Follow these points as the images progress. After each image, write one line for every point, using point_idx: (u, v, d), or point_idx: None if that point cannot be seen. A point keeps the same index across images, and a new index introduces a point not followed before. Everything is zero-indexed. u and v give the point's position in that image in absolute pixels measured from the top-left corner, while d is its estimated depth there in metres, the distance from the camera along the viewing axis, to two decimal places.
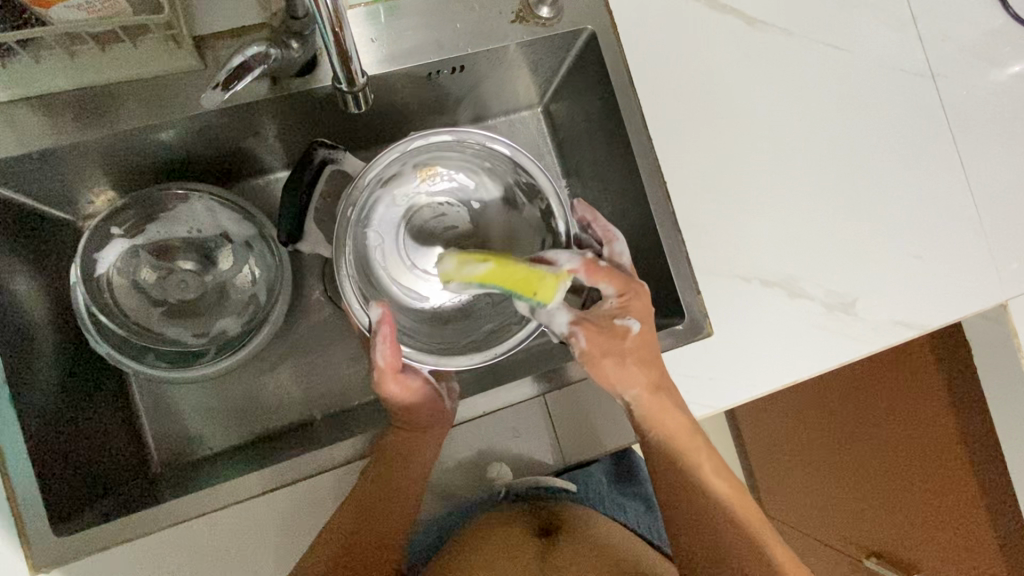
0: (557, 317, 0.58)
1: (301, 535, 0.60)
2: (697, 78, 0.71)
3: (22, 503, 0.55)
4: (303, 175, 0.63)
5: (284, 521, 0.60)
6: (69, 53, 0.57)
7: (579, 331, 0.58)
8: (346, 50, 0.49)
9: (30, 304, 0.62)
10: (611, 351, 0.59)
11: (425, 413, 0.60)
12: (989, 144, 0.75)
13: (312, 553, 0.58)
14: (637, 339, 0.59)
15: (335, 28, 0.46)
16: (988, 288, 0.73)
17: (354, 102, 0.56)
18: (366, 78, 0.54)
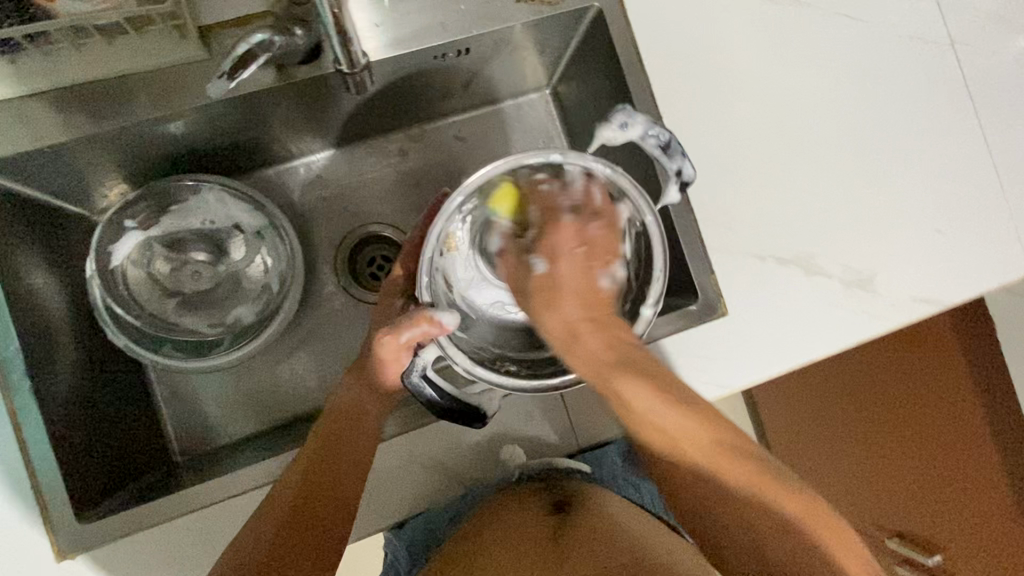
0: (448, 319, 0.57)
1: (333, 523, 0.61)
2: (708, 53, 0.69)
3: (45, 492, 0.57)
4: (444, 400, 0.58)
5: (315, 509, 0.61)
6: (77, 46, 0.59)
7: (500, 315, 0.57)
8: (343, 23, 0.50)
9: (49, 297, 0.64)
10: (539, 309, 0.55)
11: (348, 412, 0.58)
12: (1013, 114, 0.72)
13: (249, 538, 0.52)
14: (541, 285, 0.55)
15: (332, 6, 0.48)
16: (1012, 262, 0.71)
17: (358, 82, 0.56)
18: (367, 58, 0.55)
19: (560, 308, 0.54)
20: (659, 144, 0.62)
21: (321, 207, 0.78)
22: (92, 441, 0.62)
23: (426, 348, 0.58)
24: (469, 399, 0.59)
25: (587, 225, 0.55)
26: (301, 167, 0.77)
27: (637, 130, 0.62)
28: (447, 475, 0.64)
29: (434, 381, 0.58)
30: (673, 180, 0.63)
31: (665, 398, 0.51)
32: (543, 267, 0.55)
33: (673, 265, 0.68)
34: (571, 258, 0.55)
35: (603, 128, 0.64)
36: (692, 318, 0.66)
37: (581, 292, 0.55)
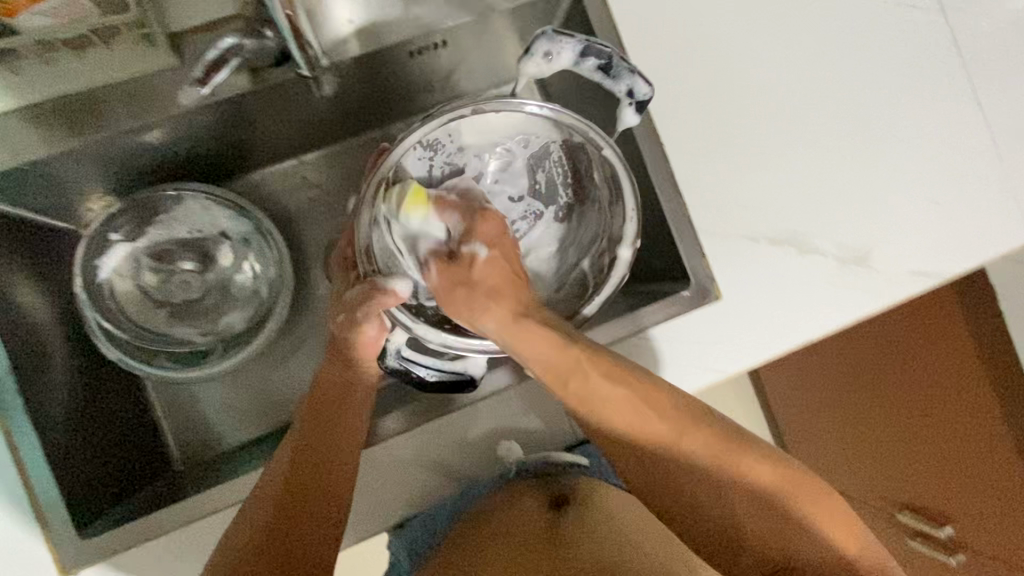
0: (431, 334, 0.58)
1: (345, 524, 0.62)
2: (691, 32, 0.67)
3: (47, 512, 0.57)
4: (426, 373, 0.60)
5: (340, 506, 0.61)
6: (47, 60, 0.59)
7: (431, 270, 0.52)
8: (302, 35, 0.53)
9: (38, 315, 0.63)
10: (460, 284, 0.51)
11: (330, 392, 0.57)
12: (1007, 77, 0.70)
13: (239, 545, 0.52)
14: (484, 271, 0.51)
15: (285, 9, 0.49)
16: (1009, 230, 0.69)
17: (319, 84, 0.61)
18: (328, 61, 0.57)
19: (476, 313, 0.50)
20: (600, 67, 0.59)
21: (308, 209, 0.77)
22: (88, 457, 0.62)
23: (395, 332, 0.59)
24: (453, 367, 0.60)
25: (508, 228, 0.54)
26: (284, 169, 0.76)
27: (567, 58, 0.59)
28: (445, 475, 0.64)
29: (410, 360, 0.60)
30: (627, 103, 0.61)
31: (624, 377, 0.51)
32: (485, 250, 0.51)
33: (664, 251, 0.67)
34: (502, 242, 0.52)
35: (525, 61, 0.59)
36: (686, 304, 0.65)
37: (469, 290, 0.50)
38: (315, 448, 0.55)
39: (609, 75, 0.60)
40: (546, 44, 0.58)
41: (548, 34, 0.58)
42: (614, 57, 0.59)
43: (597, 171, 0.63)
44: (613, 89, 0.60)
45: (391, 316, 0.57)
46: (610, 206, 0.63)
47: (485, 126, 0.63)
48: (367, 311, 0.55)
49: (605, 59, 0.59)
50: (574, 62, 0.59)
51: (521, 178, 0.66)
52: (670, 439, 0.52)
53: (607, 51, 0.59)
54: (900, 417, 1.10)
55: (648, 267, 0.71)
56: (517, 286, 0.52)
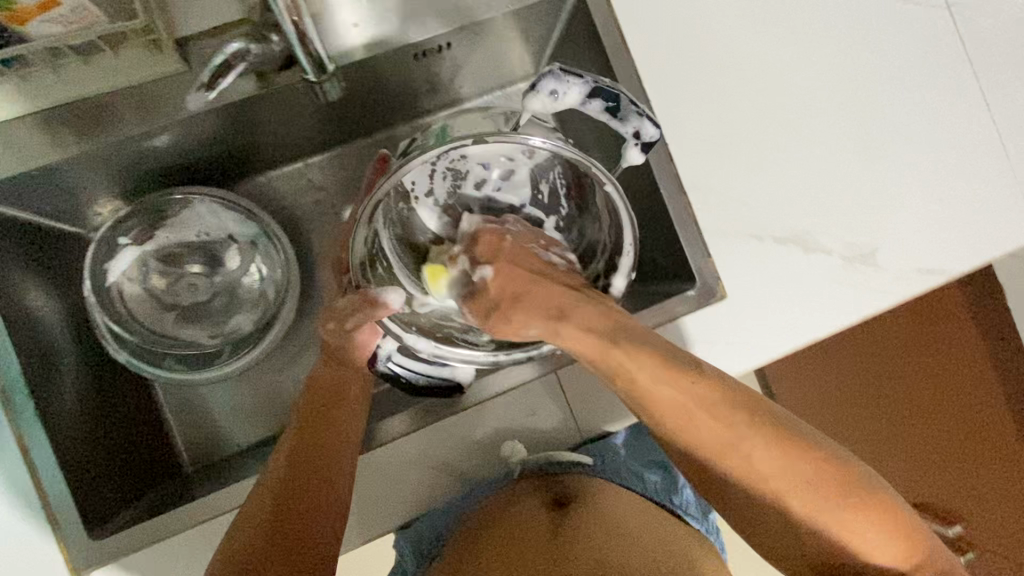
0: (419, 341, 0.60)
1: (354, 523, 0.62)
2: (695, 32, 0.68)
3: (58, 513, 0.58)
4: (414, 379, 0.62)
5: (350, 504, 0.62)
6: (54, 68, 0.60)
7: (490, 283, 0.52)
8: (308, 39, 0.53)
9: (49, 318, 0.64)
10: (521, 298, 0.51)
11: (325, 391, 0.60)
12: (1013, 74, 0.70)
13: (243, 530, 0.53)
14: (500, 283, 0.52)
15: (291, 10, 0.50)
16: (1018, 227, 0.69)
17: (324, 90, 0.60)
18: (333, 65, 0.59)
19: (519, 316, 0.52)
20: (607, 109, 0.60)
21: (314, 211, 0.77)
22: (99, 459, 0.63)
23: (385, 340, 0.60)
24: (441, 371, 0.62)
25: (508, 233, 0.55)
26: (291, 172, 0.77)
27: (573, 97, 0.59)
28: (451, 475, 0.64)
29: (402, 365, 0.61)
30: (632, 143, 0.61)
31: (680, 372, 0.50)
32: (492, 270, 0.52)
33: (669, 251, 0.67)
34: (501, 253, 0.53)
35: (531, 97, 0.59)
36: (691, 303, 0.65)
37: (529, 279, 0.52)
38: (317, 443, 0.57)
39: (617, 116, 0.60)
40: (552, 82, 0.58)
41: (556, 72, 0.58)
42: (623, 96, 0.60)
43: (598, 194, 0.61)
44: (618, 130, 0.61)
45: (384, 327, 0.59)
46: (609, 232, 0.62)
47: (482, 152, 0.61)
48: (359, 318, 0.57)
49: (614, 100, 0.60)
50: (579, 102, 0.60)
51: (524, 189, 0.65)
52: (727, 446, 0.49)
53: (618, 91, 0.59)
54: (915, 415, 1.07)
55: (652, 267, 0.71)
56: (557, 284, 0.53)
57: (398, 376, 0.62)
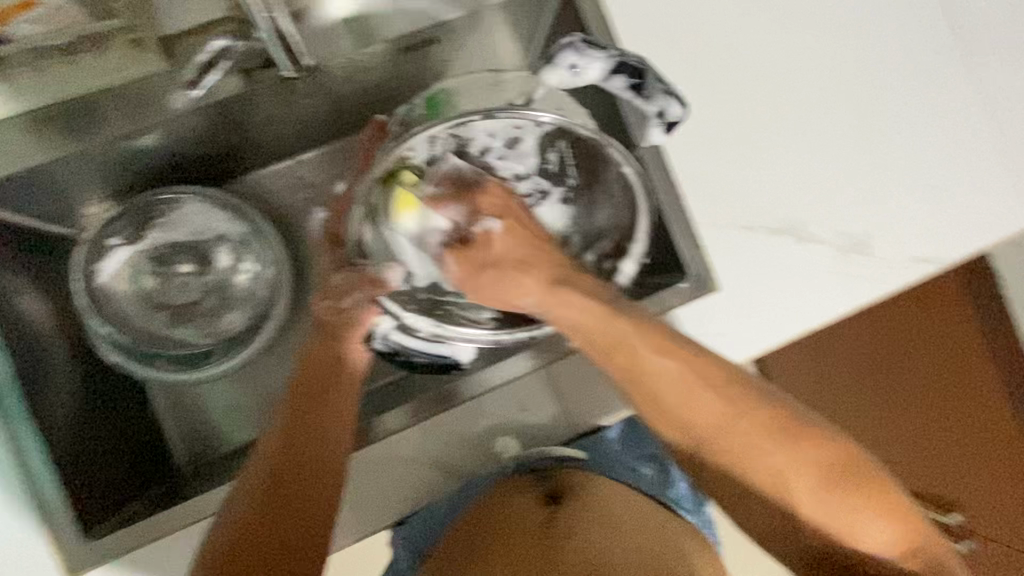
0: (418, 321, 0.60)
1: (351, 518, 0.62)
2: (684, 22, 0.67)
3: (52, 513, 0.58)
4: (418, 356, 0.62)
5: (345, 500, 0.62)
6: (39, 68, 0.60)
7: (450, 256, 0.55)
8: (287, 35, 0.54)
9: (39, 321, 0.64)
10: (484, 266, 0.53)
11: (320, 364, 0.58)
12: (1008, 58, 0.69)
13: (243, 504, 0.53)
14: (501, 244, 0.53)
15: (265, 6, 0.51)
16: (1013, 214, 0.68)
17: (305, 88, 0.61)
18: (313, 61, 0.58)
19: (519, 278, 0.52)
20: (631, 85, 0.61)
21: (307, 209, 0.77)
22: (94, 460, 0.63)
23: (381, 319, 0.60)
24: (441, 350, 0.62)
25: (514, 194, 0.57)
26: (281, 169, 0.76)
27: (594, 74, 0.60)
28: (443, 471, 0.64)
29: (400, 344, 0.61)
30: (654, 122, 0.62)
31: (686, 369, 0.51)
32: (500, 223, 0.54)
33: (662, 244, 0.67)
34: (508, 208, 0.55)
35: (548, 72, 0.60)
36: (685, 296, 0.64)
37: (534, 241, 0.54)
38: (312, 419, 0.56)
39: (641, 94, 0.62)
40: (572, 56, 0.59)
41: (577, 45, 0.60)
42: (648, 79, 0.61)
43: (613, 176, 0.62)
44: (642, 107, 0.62)
45: (381, 307, 0.59)
46: (618, 219, 0.64)
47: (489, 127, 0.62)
48: (354, 297, 0.58)
49: (638, 77, 0.61)
50: (600, 78, 0.61)
51: (530, 158, 0.65)
52: (730, 436, 0.50)
53: (643, 67, 0.61)
54: (919, 403, 1.06)
55: None
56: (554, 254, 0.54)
57: (401, 353, 0.62)
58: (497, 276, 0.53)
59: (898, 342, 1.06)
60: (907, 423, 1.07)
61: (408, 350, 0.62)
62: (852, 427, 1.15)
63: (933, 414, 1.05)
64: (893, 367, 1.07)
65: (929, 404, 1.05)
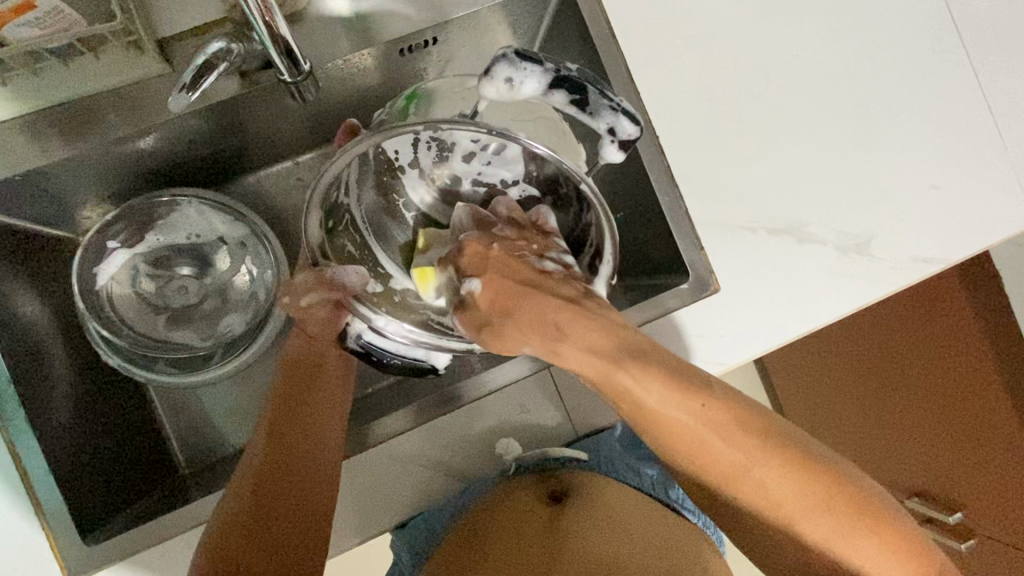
0: (391, 326, 0.58)
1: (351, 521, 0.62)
2: (684, 22, 0.67)
3: (50, 518, 0.58)
4: (391, 359, 0.59)
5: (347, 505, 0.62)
6: (34, 71, 0.59)
7: (461, 318, 0.52)
8: (285, 38, 0.54)
9: (39, 324, 0.64)
10: (490, 321, 0.51)
11: (301, 359, 0.61)
12: (1008, 57, 0.69)
13: (235, 497, 0.53)
14: (487, 301, 0.50)
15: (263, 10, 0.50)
16: (1014, 213, 0.68)
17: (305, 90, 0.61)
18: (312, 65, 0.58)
19: (511, 333, 0.50)
20: (574, 99, 0.54)
21: (306, 211, 0.77)
22: (92, 465, 0.63)
23: (355, 319, 0.58)
24: (418, 355, 0.59)
25: (494, 242, 0.53)
26: (280, 171, 0.76)
27: (531, 88, 0.53)
28: (447, 474, 0.64)
29: (375, 346, 0.59)
30: (607, 139, 0.55)
31: (690, 395, 0.48)
32: (479, 283, 0.50)
33: (663, 244, 0.67)
34: (487, 263, 0.52)
35: (486, 85, 0.54)
36: (685, 297, 0.64)
37: (518, 292, 0.50)
38: (297, 410, 0.58)
39: (586, 110, 0.54)
40: (506, 70, 0.53)
41: (510, 57, 0.53)
42: (591, 90, 0.53)
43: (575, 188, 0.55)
44: (592, 125, 0.54)
45: (352, 308, 0.58)
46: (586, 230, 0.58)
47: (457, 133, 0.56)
48: (314, 296, 0.58)
49: (580, 93, 0.53)
50: (541, 94, 0.54)
51: (517, 166, 0.60)
52: (738, 469, 0.48)
53: (580, 82, 0.53)
54: (928, 409, 1.06)
55: (645, 260, 0.70)
56: (554, 295, 0.51)
57: (373, 355, 0.59)
58: (498, 335, 0.51)
59: (909, 343, 1.05)
60: (919, 427, 1.08)
61: (380, 353, 0.59)
62: (867, 421, 1.18)
63: (931, 403, 1.05)
64: (900, 372, 1.08)
65: (939, 411, 1.05)
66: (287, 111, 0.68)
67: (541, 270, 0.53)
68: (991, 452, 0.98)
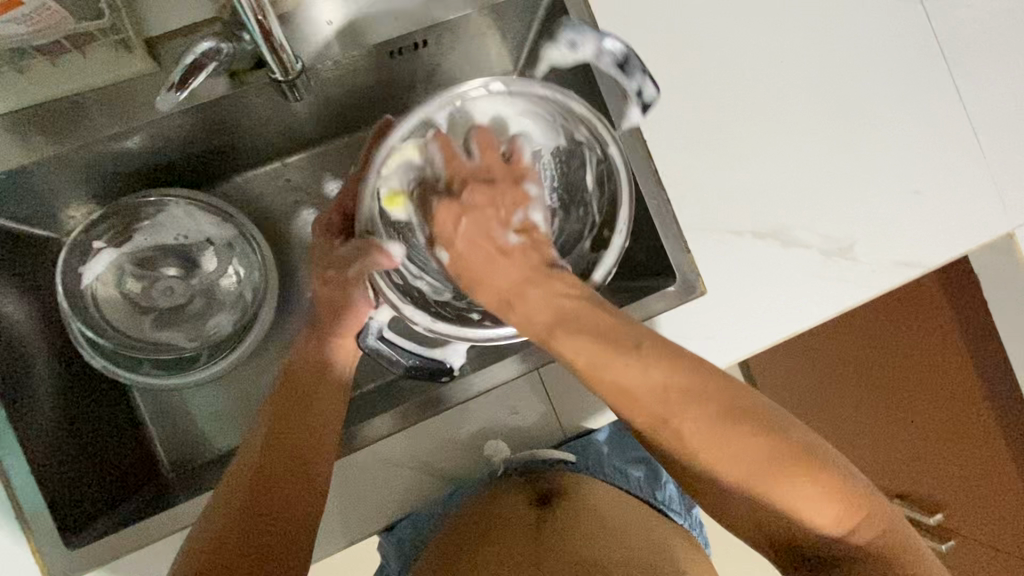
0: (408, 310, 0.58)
1: (340, 523, 0.62)
2: (672, 29, 0.68)
3: (32, 520, 0.57)
4: (409, 357, 0.64)
5: (337, 507, 0.62)
6: (19, 69, 0.58)
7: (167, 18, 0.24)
8: (276, 41, 0.54)
9: (21, 324, 0.63)
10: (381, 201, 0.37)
11: (306, 370, 0.58)
12: (986, 66, 0.71)
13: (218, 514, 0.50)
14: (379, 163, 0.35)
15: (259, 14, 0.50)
16: (992, 219, 0.70)
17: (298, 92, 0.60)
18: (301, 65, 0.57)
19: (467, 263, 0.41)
20: (616, 63, 0.63)
21: (295, 212, 0.77)
22: (75, 468, 0.62)
23: (379, 311, 0.62)
24: (431, 354, 0.64)
25: (464, 213, 0.49)
26: (268, 172, 0.76)
27: (588, 52, 0.64)
28: (432, 474, 0.64)
29: (389, 342, 0.63)
30: (633, 102, 0.64)
31: (615, 352, 0.45)
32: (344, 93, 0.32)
33: (651, 247, 0.67)
34: (458, 238, 0.50)
35: (551, 48, 0.66)
36: (672, 300, 0.65)
37: (487, 256, 0.49)
38: (291, 421, 0.54)
39: (623, 71, 0.63)
40: (571, 35, 0.64)
41: (573, 24, 0.63)
42: (631, 54, 0.62)
43: (588, 172, 0.65)
44: (624, 85, 0.64)
45: (380, 293, 0.58)
46: (604, 209, 0.64)
47: (489, 113, 0.63)
48: (361, 264, 0.57)
49: (622, 56, 0.62)
50: (593, 56, 0.64)
51: None
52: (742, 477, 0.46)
53: (624, 48, 0.62)
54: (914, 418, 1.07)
55: (633, 263, 0.71)
56: (523, 267, 0.49)
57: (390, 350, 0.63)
58: (480, 286, 0.49)
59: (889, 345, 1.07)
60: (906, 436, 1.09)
61: (398, 353, 0.63)
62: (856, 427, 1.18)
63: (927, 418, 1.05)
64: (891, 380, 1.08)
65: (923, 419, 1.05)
66: (277, 112, 0.68)
67: (502, 244, 0.49)
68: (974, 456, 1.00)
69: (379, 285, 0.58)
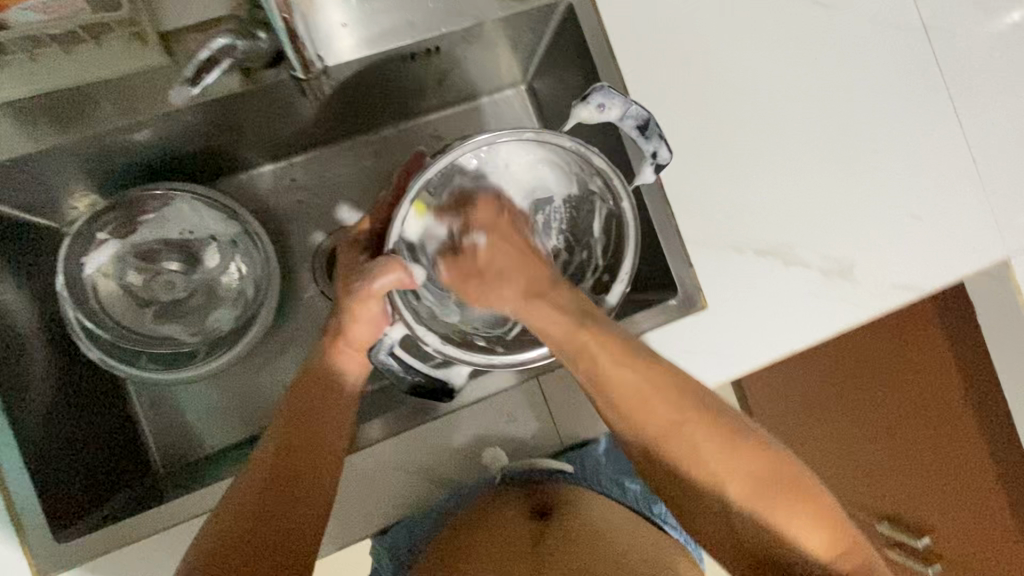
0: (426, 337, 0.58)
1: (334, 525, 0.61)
2: (683, 47, 0.69)
3: (20, 509, 0.56)
4: (414, 374, 0.61)
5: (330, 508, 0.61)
6: (33, 56, 0.58)
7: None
8: (300, 40, 0.53)
9: (19, 312, 0.62)
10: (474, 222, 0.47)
11: (317, 376, 0.56)
12: (987, 98, 0.72)
13: (213, 521, 0.50)
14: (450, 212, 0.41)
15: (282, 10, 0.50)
16: (987, 246, 0.71)
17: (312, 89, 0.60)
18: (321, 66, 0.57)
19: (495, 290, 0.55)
20: (637, 126, 0.64)
21: (298, 211, 0.77)
22: (68, 460, 0.61)
23: (394, 327, 0.59)
24: (436, 372, 0.62)
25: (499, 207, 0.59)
26: (276, 171, 0.76)
27: (617, 113, 0.64)
28: (428, 480, 0.64)
29: (400, 358, 0.61)
30: (649, 163, 0.65)
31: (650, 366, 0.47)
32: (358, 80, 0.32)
33: (654, 260, 0.68)
34: (497, 227, 0.57)
35: (580, 108, 0.65)
36: (673, 313, 0.65)
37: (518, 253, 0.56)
38: (298, 430, 0.53)
39: (643, 134, 0.65)
40: (601, 98, 0.64)
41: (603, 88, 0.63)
42: (652, 119, 0.64)
43: (596, 219, 0.65)
44: (641, 146, 0.65)
45: (396, 314, 0.58)
46: (607, 252, 0.65)
47: (509, 162, 0.64)
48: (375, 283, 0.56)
49: (643, 121, 0.64)
50: (619, 118, 0.65)
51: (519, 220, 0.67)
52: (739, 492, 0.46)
53: (647, 114, 0.64)
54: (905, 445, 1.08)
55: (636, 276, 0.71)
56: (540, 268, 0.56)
57: (399, 365, 0.61)
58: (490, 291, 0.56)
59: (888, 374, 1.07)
60: (896, 461, 1.09)
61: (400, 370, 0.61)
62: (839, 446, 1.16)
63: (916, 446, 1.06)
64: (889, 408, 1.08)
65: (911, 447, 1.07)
66: (286, 112, 0.68)
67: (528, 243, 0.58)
68: (952, 482, 1.04)
69: (396, 302, 0.58)
